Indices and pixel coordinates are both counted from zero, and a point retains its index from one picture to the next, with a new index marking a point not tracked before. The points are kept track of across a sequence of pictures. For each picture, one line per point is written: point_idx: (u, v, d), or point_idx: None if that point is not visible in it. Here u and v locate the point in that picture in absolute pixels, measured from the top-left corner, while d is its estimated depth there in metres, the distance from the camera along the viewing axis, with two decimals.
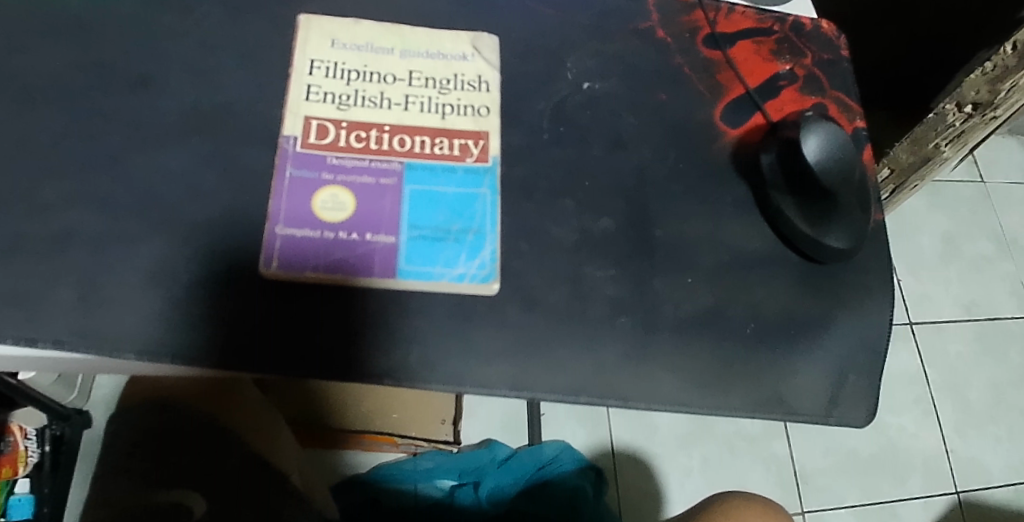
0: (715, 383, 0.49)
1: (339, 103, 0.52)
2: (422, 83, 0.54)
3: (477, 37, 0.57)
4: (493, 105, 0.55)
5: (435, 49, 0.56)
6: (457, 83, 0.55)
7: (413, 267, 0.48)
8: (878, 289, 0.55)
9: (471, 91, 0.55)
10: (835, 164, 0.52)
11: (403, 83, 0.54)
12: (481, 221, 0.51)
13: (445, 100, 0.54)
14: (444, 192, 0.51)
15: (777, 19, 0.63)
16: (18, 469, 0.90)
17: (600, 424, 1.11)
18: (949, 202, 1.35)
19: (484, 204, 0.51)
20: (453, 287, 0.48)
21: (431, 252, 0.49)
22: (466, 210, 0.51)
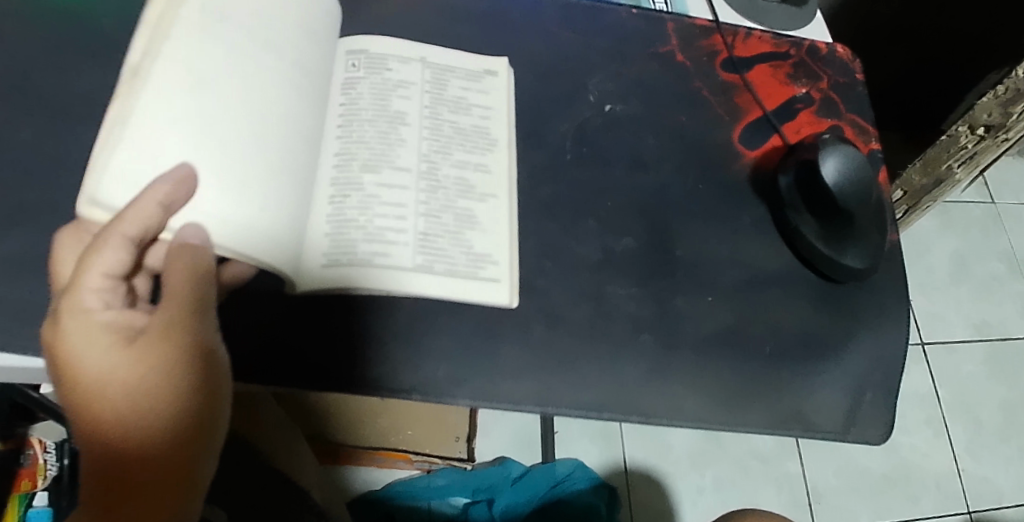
0: (735, 400, 0.51)
1: (362, 113, 0.51)
2: (441, 97, 0.54)
3: (493, 58, 0.58)
4: (505, 120, 0.56)
5: (453, 65, 0.56)
6: (471, 97, 0.55)
7: (436, 278, 0.49)
8: (894, 308, 0.56)
9: (486, 105, 0.55)
10: (857, 187, 0.54)
11: (424, 95, 0.54)
12: (492, 233, 0.51)
13: (460, 112, 0.54)
14: (456, 201, 0.51)
15: (794, 44, 0.65)
16: (36, 482, 0.87)
17: (612, 441, 1.11)
18: (960, 222, 1.35)
19: (495, 219, 0.52)
20: (472, 297, 0.49)
21: (449, 266, 0.49)
22: (476, 221, 0.51)
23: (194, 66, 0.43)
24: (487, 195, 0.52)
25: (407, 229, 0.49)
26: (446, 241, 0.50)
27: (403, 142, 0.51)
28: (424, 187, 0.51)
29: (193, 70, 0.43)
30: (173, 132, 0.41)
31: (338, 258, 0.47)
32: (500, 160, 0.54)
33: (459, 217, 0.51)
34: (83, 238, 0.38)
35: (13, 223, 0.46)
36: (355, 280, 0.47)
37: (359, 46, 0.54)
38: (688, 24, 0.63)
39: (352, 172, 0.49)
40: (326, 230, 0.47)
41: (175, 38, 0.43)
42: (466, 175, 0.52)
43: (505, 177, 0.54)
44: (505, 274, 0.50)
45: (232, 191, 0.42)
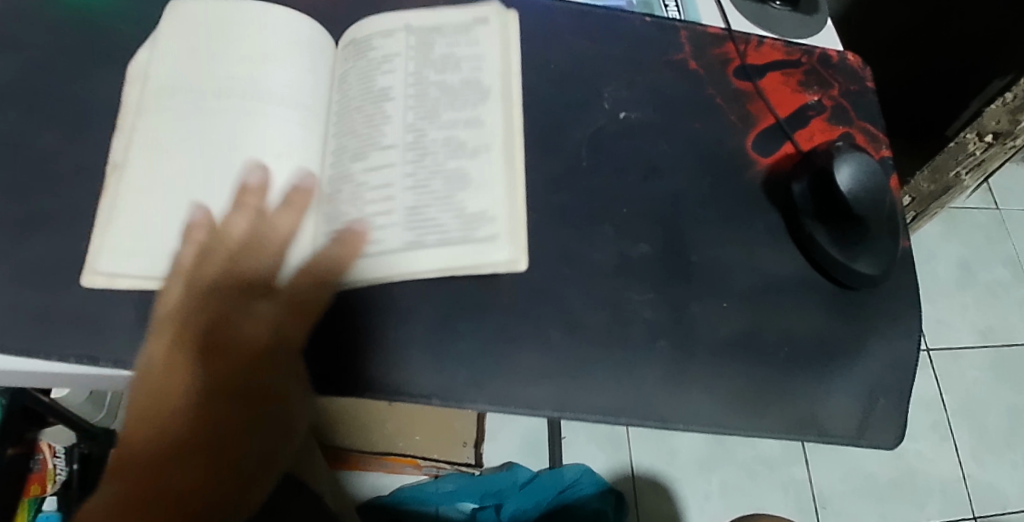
0: (750, 405, 0.51)
1: (352, 101, 0.53)
2: (427, 61, 0.54)
3: (483, 5, 0.57)
4: (496, 65, 0.55)
5: (439, 24, 0.56)
6: (458, 50, 0.55)
7: (454, 282, 0.49)
8: (907, 314, 0.57)
9: (474, 56, 0.55)
10: (869, 191, 0.53)
11: (410, 65, 0.54)
12: (484, 186, 0.51)
13: (448, 69, 0.54)
14: (445, 163, 0.51)
15: (805, 51, 0.65)
16: (46, 488, 0.91)
17: (619, 447, 1.11)
18: (965, 228, 1.36)
19: (487, 175, 0.51)
20: (474, 270, 0.49)
21: (466, 274, 0.49)
22: (469, 180, 0.51)
23: (181, 126, 0.49)
24: (478, 149, 0.52)
25: (396, 206, 0.49)
26: (438, 208, 0.50)
27: (389, 120, 0.52)
28: (410, 160, 0.51)
29: (151, 143, 0.49)
30: (165, 187, 0.48)
31: (333, 250, 0.48)
32: (491, 109, 0.53)
33: (449, 179, 0.51)
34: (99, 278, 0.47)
35: (36, 231, 0.48)
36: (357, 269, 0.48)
37: (351, 36, 0.55)
38: (701, 31, 0.63)
39: (343, 162, 0.50)
40: (317, 221, 0.49)
41: (163, 108, 0.50)
42: (456, 133, 0.52)
43: (497, 125, 0.53)
44: (501, 228, 0.50)
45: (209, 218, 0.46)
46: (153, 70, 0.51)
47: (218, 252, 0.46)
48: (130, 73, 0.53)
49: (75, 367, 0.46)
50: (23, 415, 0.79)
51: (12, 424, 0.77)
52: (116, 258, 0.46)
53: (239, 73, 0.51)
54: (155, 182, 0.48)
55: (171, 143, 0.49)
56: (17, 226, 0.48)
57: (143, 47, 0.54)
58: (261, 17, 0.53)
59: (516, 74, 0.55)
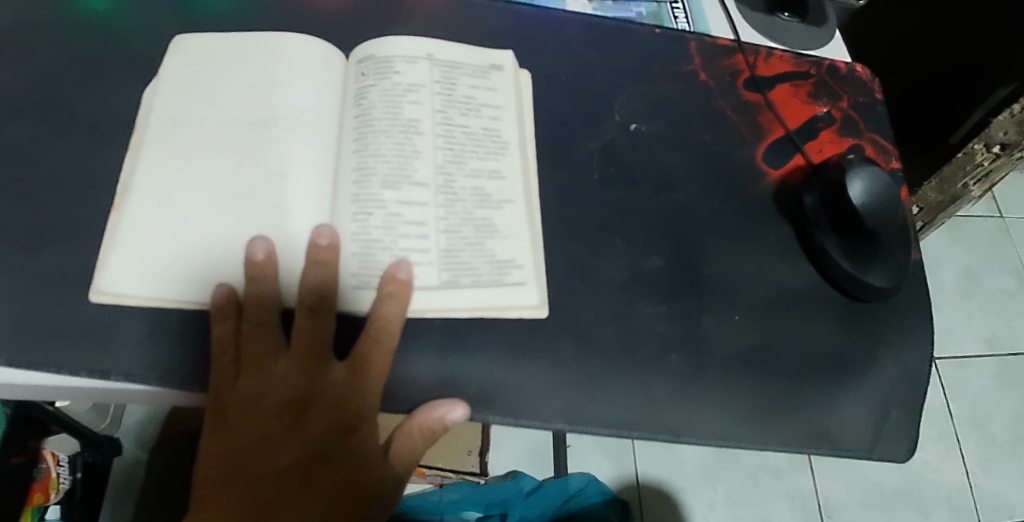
0: (763, 419, 0.51)
1: (376, 122, 0.51)
2: (452, 99, 0.54)
3: (498, 51, 0.58)
4: (515, 120, 0.55)
5: (459, 62, 0.56)
6: (480, 94, 0.55)
7: (467, 293, 0.49)
8: (919, 326, 0.57)
9: (495, 106, 0.55)
10: (880, 204, 0.53)
11: (435, 98, 0.53)
12: (513, 238, 0.51)
13: (471, 114, 0.54)
14: (474, 212, 0.51)
15: (814, 63, 0.65)
16: (49, 496, 0.87)
17: (624, 456, 1.11)
18: (969, 236, 1.36)
19: (513, 225, 0.52)
20: (497, 303, 0.49)
21: (481, 289, 0.49)
22: (496, 229, 0.51)
23: (192, 155, 0.50)
24: (503, 201, 0.52)
25: (430, 248, 0.49)
26: (470, 253, 0.50)
27: (419, 154, 0.51)
28: (443, 202, 0.50)
29: (158, 172, 0.50)
30: (178, 214, 0.48)
31: (368, 281, 0.48)
32: (512, 164, 0.54)
33: (479, 228, 0.51)
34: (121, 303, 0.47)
35: (48, 244, 0.48)
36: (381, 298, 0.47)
37: (367, 53, 0.54)
38: (711, 43, 0.63)
39: (373, 189, 0.49)
40: (353, 250, 0.48)
41: (174, 140, 0.51)
42: (481, 183, 0.52)
43: (520, 180, 0.53)
44: (530, 276, 0.51)
45: (218, 245, 0.48)
46: (156, 104, 0.52)
47: (261, 305, 0.46)
48: (140, 103, 0.53)
49: (86, 381, 0.46)
50: (27, 425, 0.79)
51: (16, 434, 0.77)
52: (119, 280, 0.47)
53: (256, 101, 0.52)
54: (168, 206, 0.49)
55: (179, 172, 0.50)
56: (30, 240, 0.48)
57: (151, 81, 0.54)
58: (279, 51, 0.54)
59: (530, 139, 0.56)
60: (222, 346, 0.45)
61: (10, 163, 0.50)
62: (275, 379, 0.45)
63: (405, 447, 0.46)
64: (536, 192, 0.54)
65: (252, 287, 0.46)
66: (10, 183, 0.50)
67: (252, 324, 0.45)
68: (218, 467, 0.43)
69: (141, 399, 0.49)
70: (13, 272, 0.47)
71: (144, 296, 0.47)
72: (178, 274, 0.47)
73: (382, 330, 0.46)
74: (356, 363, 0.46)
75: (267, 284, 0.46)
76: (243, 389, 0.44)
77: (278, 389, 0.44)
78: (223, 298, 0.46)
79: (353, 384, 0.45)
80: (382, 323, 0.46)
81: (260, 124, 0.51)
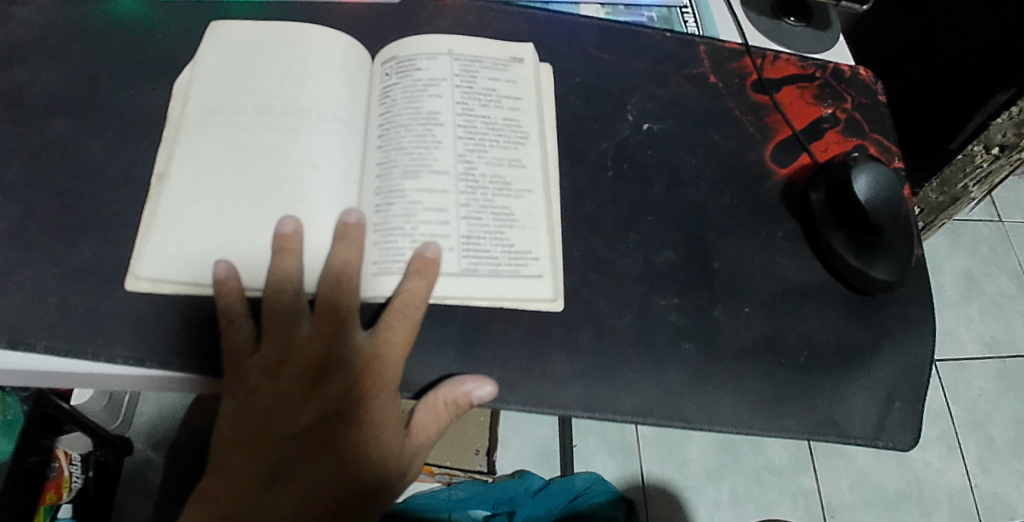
0: (772, 407, 0.53)
1: (399, 118, 0.53)
2: (472, 91, 0.56)
3: (519, 45, 0.59)
4: (536, 111, 0.57)
5: (480, 56, 0.57)
6: (501, 88, 0.57)
7: (482, 278, 0.50)
8: (923, 319, 0.58)
9: (515, 97, 0.57)
10: (887, 197, 0.55)
11: (456, 91, 0.55)
12: (530, 228, 0.52)
13: (492, 105, 0.56)
14: (494, 200, 0.53)
15: (819, 66, 0.67)
16: (61, 495, 0.87)
17: (631, 455, 1.13)
18: (970, 241, 1.38)
19: (532, 214, 0.53)
20: (510, 291, 0.51)
21: (495, 278, 0.51)
22: (514, 217, 0.52)
23: (225, 142, 0.52)
24: (522, 191, 0.53)
25: (450, 234, 0.51)
26: (489, 240, 0.51)
27: (439, 144, 0.53)
28: (463, 189, 0.52)
29: (192, 159, 0.51)
30: (205, 204, 0.50)
31: (389, 266, 0.50)
32: (532, 153, 0.55)
33: (498, 215, 0.52)
34: (147, 285, 0.49)
35: (83, 236, 0.50)
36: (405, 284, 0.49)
37: (392, 54, 0.56)
38: (720, 46, 0.65)
39: (395, 180, 0.51)
40: (375, 239, 0.50)
41: (208, 126, 0.52)
42: (501, 172, 0.54)
43: (539, 170, 0.55)
44: (546, 268, 0.52)
45: (249, 229, 0.50)
46: (193, 89, 0.54)
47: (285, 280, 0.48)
48: (175, 90, 0.55)
49: (120, 369, 0.49)
50: (43, 422, 0.79)
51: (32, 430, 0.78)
52: (154, 265, 0.49)
53: (280, 91, 0.53)
54: (196, 197, 0.50)
55: (211, 158, 0.51)
56: (67, 233, 0.50)
57: (185, 70, 0.55)
58: (302, 40, 0.55)
59: (549, 132, 0.57)
60: (234, 318, 0.47)
61: (48, 159, 0.52)
62: (297, 347, 0.47)
63: (420, 424, 0.48)
64: (554, 185, 0.55)
65: (277, 260, 0.48)
66: (48, 179, 0.52)
67: (274, 295, 0.47)
68: (235, 428, 0.45)
69: (172, 389, 0.52)
70: (51, 264, 0.49)
71: (177, 280, 0.49)
72: (209, 258, 0.49)
73: (406, 306, 0.48)
74: (378, 335, 0.47)
75: (289, 256, 0.48)
76: (263, 358, 0.46)
77: (300, 354, 0.47)
78: (230, 272, 0.48)
79: (373, 353, 0.47)
80: (407, 297, 0.48)
81: (291, 111, 0.52)
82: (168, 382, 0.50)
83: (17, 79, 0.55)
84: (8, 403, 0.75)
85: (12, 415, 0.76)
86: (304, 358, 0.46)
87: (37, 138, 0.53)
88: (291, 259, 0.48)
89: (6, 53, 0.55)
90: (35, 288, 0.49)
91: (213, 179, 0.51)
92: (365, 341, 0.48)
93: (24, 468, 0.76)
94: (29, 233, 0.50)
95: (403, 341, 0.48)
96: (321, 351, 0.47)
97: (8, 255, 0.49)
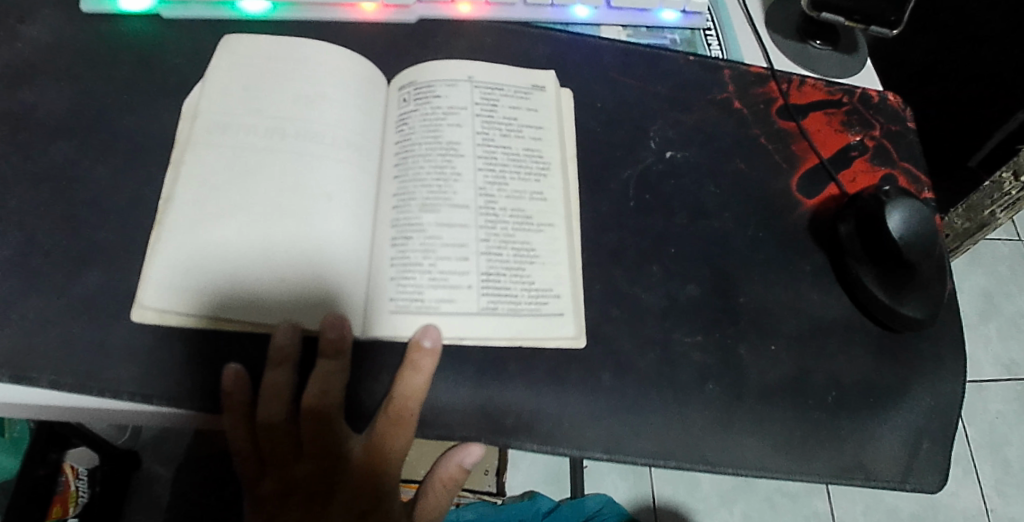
0: (798, 450, 0.51)
1: (416, 147, 0.52)
2: (493, 120, 0.54)
3: (540, 72, 0.58)
4: (558, 141, 0.55)
5: (501, 83, 0.56)
6: (522, 116, 0.55)
7: (499, 318, 0.49)
8: (956, 358, 0.56)
9: (537, 125, 0.55)
10: (922, 237, 0.52)
11: (476, 120, 0.53)
12: (552, 265, 0.51)
13: (513, 134, 0.54)
14: (514, 235, 0.51)
15: (847, 91, 0.64)
16: (68, 510, 0.84)
17: (641, 477, 1.09)
18: (989, 262, 1.27)
19: (553, 250, 0.52)
20: (527, 331, 0.49)
21: (513, 320, 0.49)
22: (535, 254, 0.51)
23: (236, 164, 0.49)
24: (544, 224, 0.52)
25: (470, 271, 0.49)
26: (509, 279, 0.50)
27: (459, 176, 0.51)
28: (483, 223, 0.51)
29: (201, 180, 0.49)
30: (214, 230, 0.48)
31: (406, 305, 0.48)
32: (554, 185, 0.54)
33: (518, 252, 0.51)
34: (146, 313, 0.47)
35: (88, 265, 0.49)
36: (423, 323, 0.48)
37: (409, 79, 0.54)
38: (744, 71, 0.63)
39: (412, 213, 0.50)
40: (392, 274, 0.49)
41: (219, 146, 0.50)
42: (522, 205, 0.52)
43: (561, 203, 0.53)
44: (568, 307, 0.51)
45: (262, 260, 0.48)
46: (202, 106, 0.51)
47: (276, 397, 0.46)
48: (183, 110, 0.53)
49: (125, 403, 0.47)
50: (49, 439, 0.77)
51: (36, 446, 0.76)
52: (161, 295, 0.47)
53: (292, 114, 0.51)
54: (203, 223, 0.48)
55: (221, 180, 0.49)
56: (71, 262, 0.49)
57: (196, 86, 0.53)
58: (313, 59, 0.53)
59: (571, 160, 0.56)
60: (233, 430, 0.46)
61: (53, 185, 0.51)
62: (294, 479, 0.46)
63: (430, 499, 0.51)
64: (576, 216, 0.54)
65: (264, 401, 0.46)
66: (53, 205, 0.50)
67: (268, 433, 0.46)
68: None
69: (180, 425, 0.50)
70: (55, 294, 0.48)
71: (183, 312, 0.47)
72: (220, 289, 0.47)
73: (401, 407, 0.47)
74: (373, 440, 0.47)
75: (279, 378, 0.46)
76: (269, 486, 0.47)
77: (299, 476, 0.46)
78: (232, 382, 0.46)
79: (371, 456, 0.47)
80: (399, 404, 0.47)
81: (307, 135, 0.50)
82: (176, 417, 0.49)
83: (24, 100, 0.53)
84: (15, 421, 0.76)
85: (18, 432, 0.77)
86: (303, 475, 0.46)
87: (43, 163, 0.51)
88: (282, 382, 0.46)
89: (13, 74, 0.54)
90: (38, 319, 0.47)
91: (221, 204, 0.48)
92: (361, 451, 0.47)
93: (33, 482, 0.75)
94: (33, 262, 0.48)
95: (401, 444, 0.47)
96: (316, 466, 0.46)
97: (12, 284, 0.47)
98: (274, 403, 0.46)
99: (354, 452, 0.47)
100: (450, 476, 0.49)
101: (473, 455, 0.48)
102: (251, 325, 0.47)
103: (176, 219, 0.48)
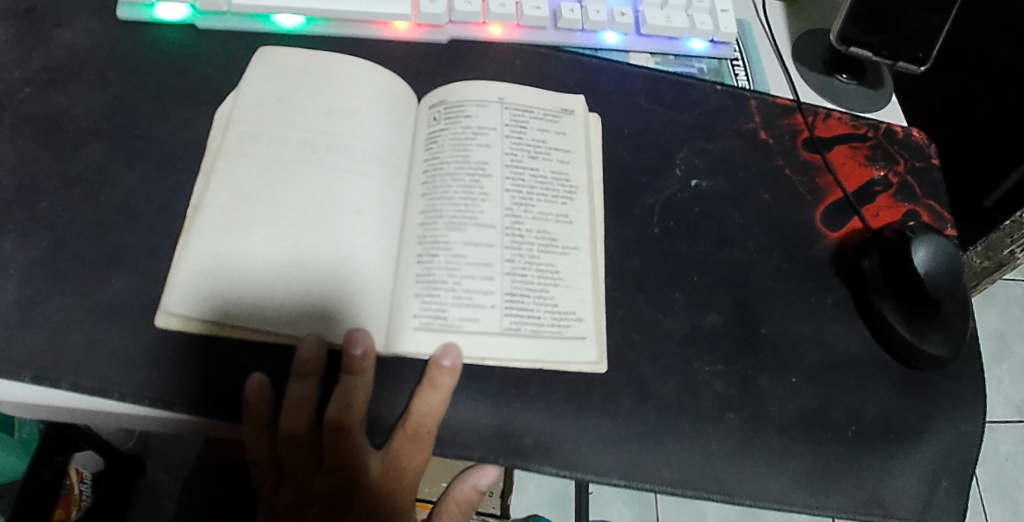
0: (816, 484, 0.50)
1: (445, 166, 0.52)
2: (521, 142, 0.54)
3: (570, 97, 0.58)
4: (585, 164, 0.56)
5: (530, 106, 0.56)
6: (550, 138, 0.56)
7: (521, 340, 0.49)
8: (978, 398, 0.55)
9: (565, 149, 0.56)
10: (947, 272, 0.51)
11: (505, 140, 0.54)
12: (576, 288, 0.51)
13: (541, 156, 0.54)
14: (540, 256, 0.51)
15: (872, 125, 0.64)
16: (69, 514, 0.81)
17: (647, 507, 1.05)
18: (1004, 303, 1.25)
19: (577, 273, 0.52)
20: (548, 354, 0.49)
21: (533, 343, 0.49)
22: (559, 276, 0.51)
23: (266, 175, 0.50)
24: (569, 248, 0.52)
25: (496, 290, 0.49)
26: (534, 300, 0.50)
27: (486, 196, 0.51)
28: (508, 244, 0.51)
29: (231, 188, 0.49)
30: (240, 238, 0.48)
31: (430, 322, 0.48)
32: (580, 209, 0.54)
33: (543, 274, 0.51)
34: (167, 317, 0.47)
35: (114, 269, 0.49)
36: (444, 341, 0.48)
37: (439, 98, 0.55)
38: (771, 101, 0.63)
39: (439, 231, 0.50)
40: (417, 291, 0.49)
41: (251, 155, 0.50)
42: (548, 227, 0.52)
43: (586, 227, 0.53)
44: (590, 330, 0.51)
45: (287, 269, 0.47)
46: (236, 116, 0.51)
47: (296, 404, 0.47)
48: (216, 119, 0.54)
49: (146, 408, 0.47)
50: (59, 441, 0.76)
51: (42, 448, 0.74)
52: (184, 301, 0.47)
53: (323, 127, 0.51)
54: (230, 231, 0.48)
55: (251, 189, 0.49)
56: (98, 265, 0.49)
57: (229, 96, 0.54)
58: (347, 74, 0.54)
59: (597, 184, 0.56)
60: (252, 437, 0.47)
61: (84, 187, 0.51)
62: (312, 490, 0.48)
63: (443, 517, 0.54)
64: (600, 239, 0.54)
65: (287, 411, 0.47)
66: (83, 207, 0.50)
67: (288, 444, 0.47)
68: None
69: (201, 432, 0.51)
70: (81, 297, 0.48)
71: (205, 318, 0.47)
72: (244, 298, 0.47)
73: (417, 425, 0.47)
74: (391, 454, 0.47)
75: (302, 389, 0.47)
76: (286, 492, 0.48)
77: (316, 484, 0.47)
78: (255, 393, 0.46)
79: (388, 471, 0.48)
80: (417, 421, 0.47)
81: (339, 149, 0.51)
82: (197, 425, 0.50)
83: (60, 103, 0.54)
84: (25, 422, 0.76)
85: (27, 433, 0.77)
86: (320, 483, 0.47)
87: (75, 165, 0.52)
88: (306, 394, 0.47)
89: (50, 76, 0.55)
90: (63, 321, 0.47)
91: (249, 214, 0.48)
92: (377, 465, 0.48)
93: (41, 485, 0.72)
94: (59, 265, 0.48)
95: (416, 460, 0.47)
96: (332, 476, 0.47)
97: (38, 285, 0.48)
98: (296, 414, 0.47)
99: (371, 465, 0.47)
100: (464, 497, 0.53)
101: (489, 475, 0.52)
102: (273, 336, 0.47)
103: (201, 226, 0.48)
